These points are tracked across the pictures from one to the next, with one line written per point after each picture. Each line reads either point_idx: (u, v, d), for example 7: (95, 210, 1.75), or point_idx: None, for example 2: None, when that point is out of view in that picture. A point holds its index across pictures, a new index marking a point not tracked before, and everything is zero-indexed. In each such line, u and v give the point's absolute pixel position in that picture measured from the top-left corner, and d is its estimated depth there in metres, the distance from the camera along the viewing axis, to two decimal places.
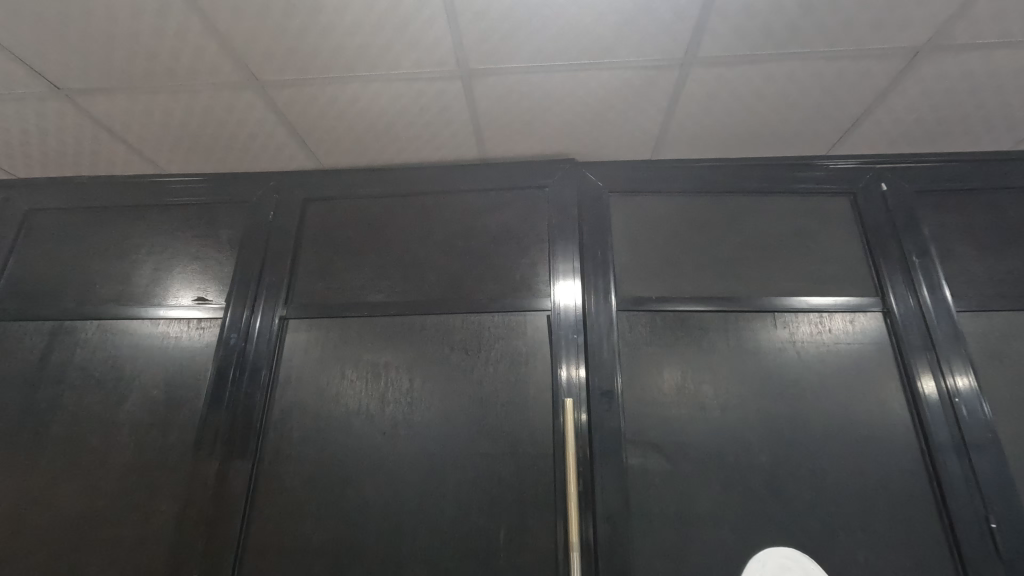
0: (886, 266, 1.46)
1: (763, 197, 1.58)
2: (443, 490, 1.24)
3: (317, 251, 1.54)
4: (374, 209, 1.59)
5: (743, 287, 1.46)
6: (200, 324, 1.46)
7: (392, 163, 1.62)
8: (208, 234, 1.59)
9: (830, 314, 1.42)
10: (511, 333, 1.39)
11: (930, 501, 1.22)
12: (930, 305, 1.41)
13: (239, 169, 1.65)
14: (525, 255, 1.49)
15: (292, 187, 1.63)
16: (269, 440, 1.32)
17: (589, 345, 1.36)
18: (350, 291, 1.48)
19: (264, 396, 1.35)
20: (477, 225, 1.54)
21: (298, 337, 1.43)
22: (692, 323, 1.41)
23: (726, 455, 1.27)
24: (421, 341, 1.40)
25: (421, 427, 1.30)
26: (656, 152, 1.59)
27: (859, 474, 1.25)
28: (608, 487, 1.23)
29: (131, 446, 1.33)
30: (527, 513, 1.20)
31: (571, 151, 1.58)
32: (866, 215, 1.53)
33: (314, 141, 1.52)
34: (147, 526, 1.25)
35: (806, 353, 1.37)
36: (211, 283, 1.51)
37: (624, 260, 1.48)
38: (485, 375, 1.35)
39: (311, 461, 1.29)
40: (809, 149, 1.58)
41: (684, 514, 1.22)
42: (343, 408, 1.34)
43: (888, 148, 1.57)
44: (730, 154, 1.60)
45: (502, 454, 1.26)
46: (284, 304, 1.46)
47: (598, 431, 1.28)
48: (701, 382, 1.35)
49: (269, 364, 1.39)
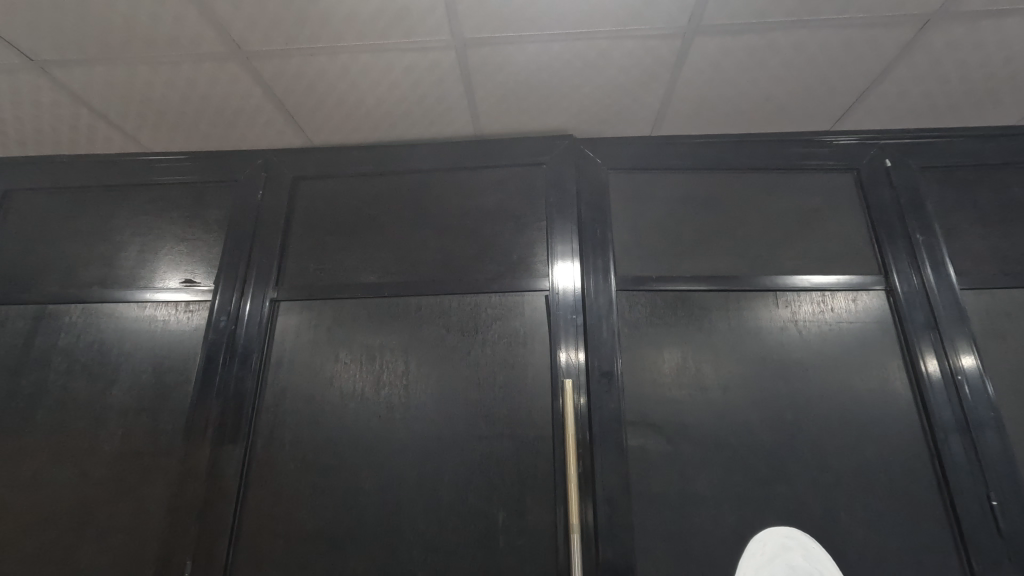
0: (890, 244, 1.43)
1: (765, 173, 1.54)
2: (441, 473, 1.22)
3: (308, 231, 1.50)
4: (367, 187, 1.54)
5: (744, 267, 1.43)
6: (189, 307, 1.42)
7: (384, 140, 1.57)
8: (195, 214, 1.54)
9: (832, 293, 1.39)
10: (508, 314, 1.36)
11: (931, 481, 1.22)
12: (934, 283, 1.38)
13: (226, 146, 1.59)
14: (522, 234, 1.45)
15: (281, 166, 1.58)
16: (262, 425, 1.29)
17: (588, 325, 1.33)
18: (343, 272, 1.44)
19: (256, 380, 1.32)
20: (473, 204, 1.50)
21: (290, 320, 1.39)
22: (692, 302, 1.38)
23: (727, 436, 1.26)
24: (416, 322, 1.36)
25: (417, 410, 1.28)
26: (656, 127, 1.54)
27: (860, 453, 1.24)
28: (608, 469, 1.22)
29: (120, 432, 1.30)
30: (526, 496, 1.19)
31: (569, 127, 1.53)
32: (870, 192, 1.50)
33: (302, 116, 1.47)
34: (139, 512, 1.23)
35: (808, 333, 1.35)
36: (200, 265, 1.47)
37: (623, 239, 1.45)
38: (482, 357, 1.32)
39: (306, 445, 1.26)
40: (813, 124, 1.54)
41: (685, 495, 1.21)
42: (338, 391, 1.31)
43: (893, 123, 1.54)
44: (733, 129, 1.56)
45: (500, 437, 1.24)
46: (275, 286, 1.42)
47: (597, 412, 1.26)
48: (702, 363, 1.33)
49: (260, 347, 1.36)
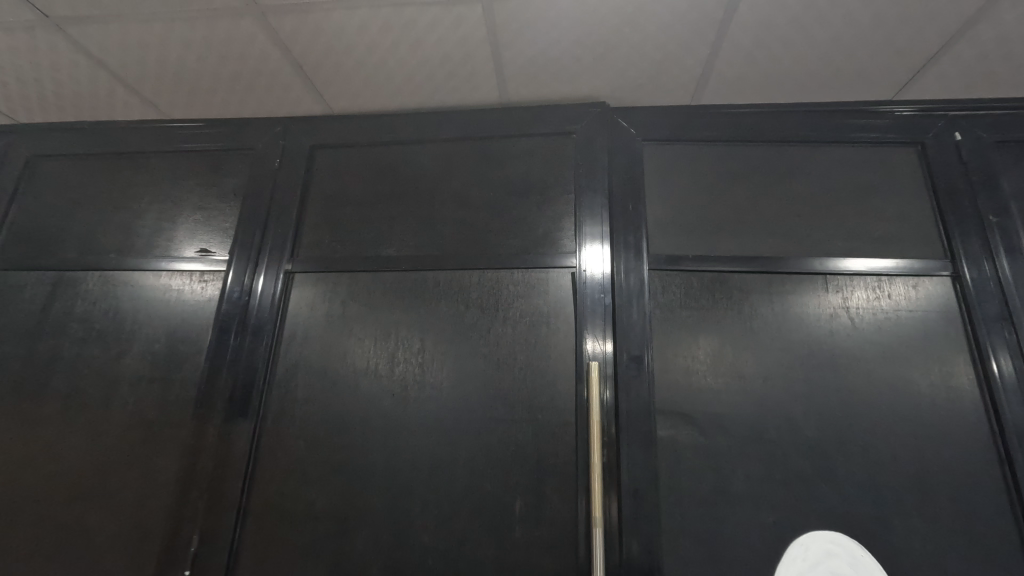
0: (958, 226, 1.29)
1: (816, 147, 1.41)
2: (456, 457, 1.15)
3: (325, 201, 1.44)
4: (387, 157, 1.47)
5: (790, 248, 1.31)
6: (203, 277, 1.38)
7: (407, 107, 1.49)
8: (212, 183, 1.50)
9: (890, 279, 1.27)
10: (530, 292, 1.27)
11: (999, 488, 1.09)
12: (1008, 271, 1.24)
13: (245, 113, 1.54)
14: (548, 208, 1.35)
15: (299, 133, 1.52)
16: (273, 398, 1.25)
17: (617, 307, 1.24)
18: (359, 244, 1.37)
19: (268, 353, 1.27)
20: (496, 174, 1.41)
21: (304, 294, 1.34)
22: (732, 284, 1.28)
23: (767, 430, 1.16)
24: (434, 299, 1.29)
25: (432, 390, 1.21)
26: (697, 95, 1.42)
27: (916, 454, 1.13)
28: (635, 461, 1.13)
29: (132, 401, 1.27)
30: (545, 485, 1.11)
31: (602, 93, 1.42)
32: (936, 168, 1.35)
33: (320, 79, 1.40)
34: (149, 483, 1.20)
35: (860, 321, 1.23)
36: (217, 235, 1.43)
37: (658, 215, 1.34)
38: (502, 335, 1.24)
39: (318, 422, 1.21)
40: (874, 92, 1.39)
41: (719, 491, 1.11)
42: (351, 368, 1.25)
43: (966, 92, 1.38)
44: (782, 97, 1.42)
45: (519, 422, 1.16)
46: (289, 257, 1.37)
47: (625, 400, 1.17)
48: (739, 351, 1.22)
49: (273, 320, 1.31)
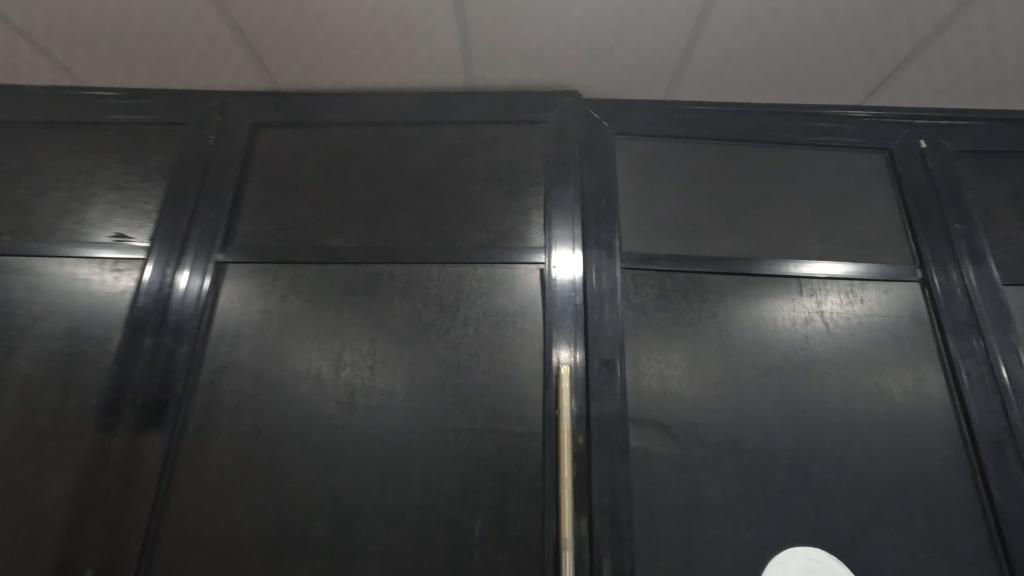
0: (926, 233, 1.28)
1: (789, 148, 1.38)
2: (408, 472, 1.02)
3: (266, 184, 1.28)
4: (338, 139, 1.33)
5: (765, 250, 1.26)
6: (117, 266, 1.20)
7: (363, 87, 1.36)
8: (132, 160, 1.31)
9: (862, 284, 1.24)
10: (494, 290, 1.17)
11: (972, 498, 1.07)
12: (973, 278, 1.24)
13: (176, 84, 1.37)
14: (515, 199, 1.26)
15: (239, 108, 1.35)
16: (195, 406, 1.07)
17: (588, 307, 1.15)
18: (304, 233, 1.23)
19: (191, 353, 1.10)
20: (460, 162, 1.30)
21: (236, 287, 1.17)
22: (707, 286, 1.22)
23: (743, 439, 1.09)
24: (387, 295, 1.16)
25: (382, 397, 1.08)
26: (672, 89, 1.37)
27: (892, 464, 1.09)
28: (607, 474, 1.03)
29: (19, 410, 1.07)
30: (509, 502, 1.00)
31: (574, 82, 1.35)
32: (903, 174, 1.35)
33: (266, 47, 1.26)
34: (34, 508, 1.00)
35: (834, 326, 1.20)
36: (136, 219, 1.25)
37: (630, 212, 1.27)
38: (463, 336, 1.13)
39: (248, 434, 1.05)
40: (844, 95, 1.38)
41: (695, 506, 1.03)
42: (290, 371, 1.10)
43: (930, 100, 1.39)
44: (755, 97, 1.39)
45: (480, 432, 1.05)
46: (221, 246, 1.21)
47: (596, 408, 1.07)
48: (714, 356, 1.15)
49: (198, 316, 1.14)
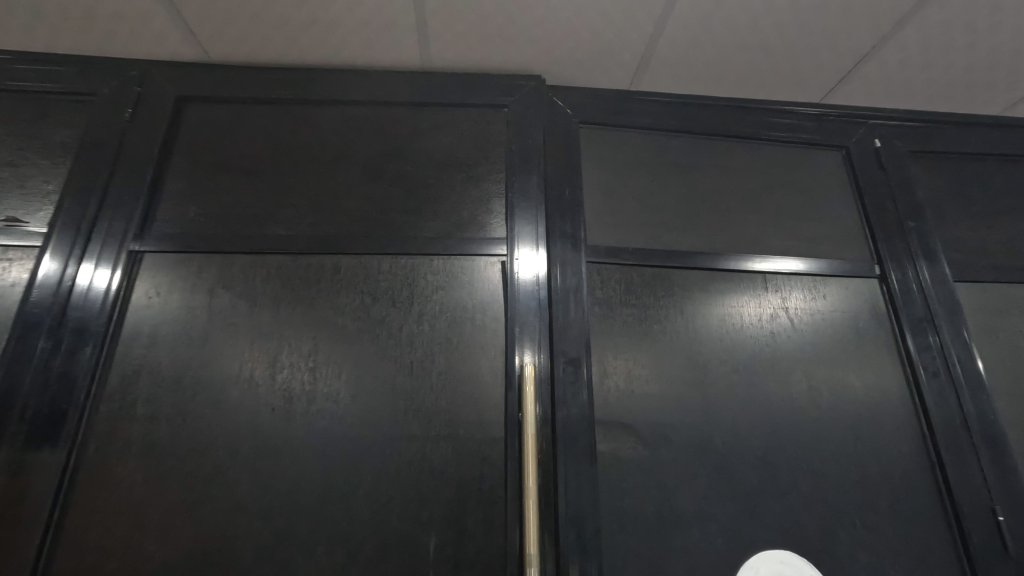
0: (883, 230, 1.29)
1: (752, 143, 1.36)
2: (353, 487, 0.91)
3: (193, 166, 1.14)
4: (278, 117, 1.20)
5: (731, 245, 1.23)
6: (7, 256, 1.02)
7: (307, 62, 1.24)
8: (29, 134, 1.13)
9: (824, 280, 1.23)
10: (452, 284, 1.07)
11: (933, 493, 1.07)
12: (928, 274, 1.25)
13: (85, 49, 1.19)
14: (475, 188, 1.17)
15: (162, 80, 1.20)
16: (101, 418, 0.92)
17: (553, 303, 1.07)
18: (237, 221, 1.09)
19: (96, 357, 0.95)
20: (414, 146, 1.20)
21: (154, 281, 1.02)
22: (674, 281, 1.17)
23: (712, 441, 1.05)
24: (332, 289, 1.04)
25: (326, 403, 0.96)
26: (637, 78, 1.32)
27: (857, 461, 1.07)
28: (573, 481, 0.96)
29: None
30: (468, 516, 0.90)
31: (538, 66, 1.28)
32: (860, 172, 1.36)
33: (195, 11, 1.12)
34: None
35: (799, 323, 1.18)
36: (32, 201, 1.07)
37: (596, 204, 1.21)
38: (417, 335, 1.03)
39: (165, 449, 0.91)
40: (805, 92, 1.38)
41: (665, 511, 0.98)
42: (218, 376, 0.96)
43: (884, 100, 1.41)
44: (719, 90, 1.37)
45: (435, 440, 0.95)
46: (137, 233, 1.05)
47: (561, 410, 1.00)
48: (680, 354, 1.11)
49: (107, 313, 0.98)
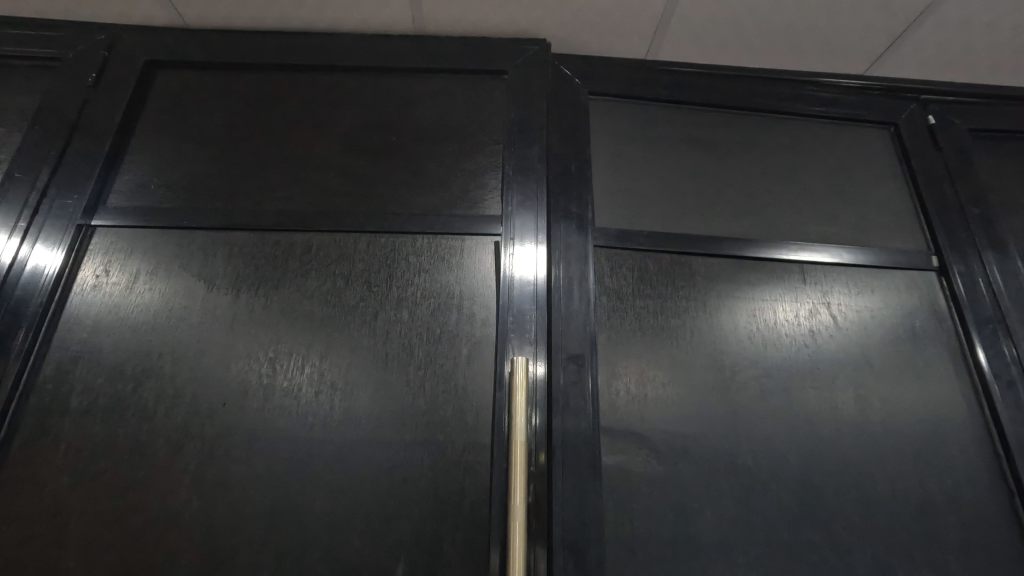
0: (940, 216, 1.12)
1: (785, 119, 1.21)
2: (312, 497, 0.77)
3: (159, 134, 1.03)
4: (255, 84, 1.09)
5: (762, 231, 1.07)
6: None
7: (290, 26, 1.13)
8: None
9: (872, 273, 1.06)
10: (439, 267, 0.94)
11: (1012, 527, 0.88)
12: (995, 266, 1.07)
13: (56, 13, 1.11)
14: (469, 161, 1.04)
15: (133, 44, 1.10)
16: (30, 411, 0.81)
17: (553, 291, 0.93)
18: (200, 193, 0.98)
19: (28, 343, 0.84)
20: (402, 116, 1.07)
21: (103, 260, 0.91)
22: (695, 270, 1.02)
23: (740, 455, 0.88)
24: (301, 270, 0.92)
25: (287, 398, 0.83)
26: (655, 46, 1.19)
27: (916, 485, 0.90)
28: (571, 499, 0.81)
29: None
30: (445, 538, 0.76)
31: (543, 31, 1.15)
32: (912, 152, 1.19)
33: None
34: None
35: (843, 321, 1.01)
36: None
37: (607, 182, 1.07)
38: (396, 323, 0.89)
39: (98, 448, 0.79)
40: (846, 62, 1.23)
41: (682, 540, 0.81)
42: (165, 366, 0.84)
43: (938, 72, 1.25)
44: (748, 60, 1.22)
45: (411, 445, 0.81)
46: (90, 206, 0.95)
47: (560, 415, 0.85)
48: (701, 354, 0.95)
49: (46, 294, 0.87)
